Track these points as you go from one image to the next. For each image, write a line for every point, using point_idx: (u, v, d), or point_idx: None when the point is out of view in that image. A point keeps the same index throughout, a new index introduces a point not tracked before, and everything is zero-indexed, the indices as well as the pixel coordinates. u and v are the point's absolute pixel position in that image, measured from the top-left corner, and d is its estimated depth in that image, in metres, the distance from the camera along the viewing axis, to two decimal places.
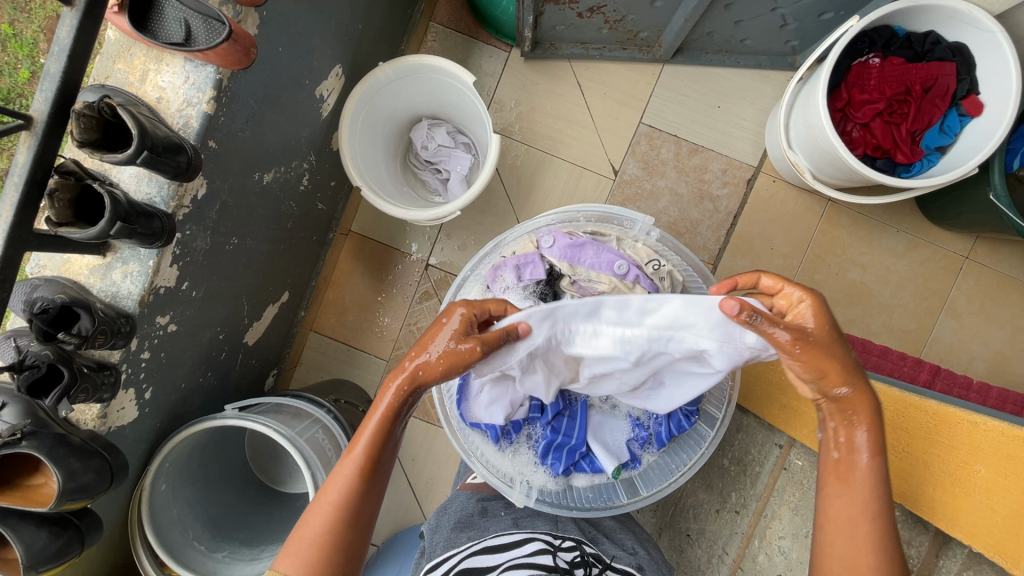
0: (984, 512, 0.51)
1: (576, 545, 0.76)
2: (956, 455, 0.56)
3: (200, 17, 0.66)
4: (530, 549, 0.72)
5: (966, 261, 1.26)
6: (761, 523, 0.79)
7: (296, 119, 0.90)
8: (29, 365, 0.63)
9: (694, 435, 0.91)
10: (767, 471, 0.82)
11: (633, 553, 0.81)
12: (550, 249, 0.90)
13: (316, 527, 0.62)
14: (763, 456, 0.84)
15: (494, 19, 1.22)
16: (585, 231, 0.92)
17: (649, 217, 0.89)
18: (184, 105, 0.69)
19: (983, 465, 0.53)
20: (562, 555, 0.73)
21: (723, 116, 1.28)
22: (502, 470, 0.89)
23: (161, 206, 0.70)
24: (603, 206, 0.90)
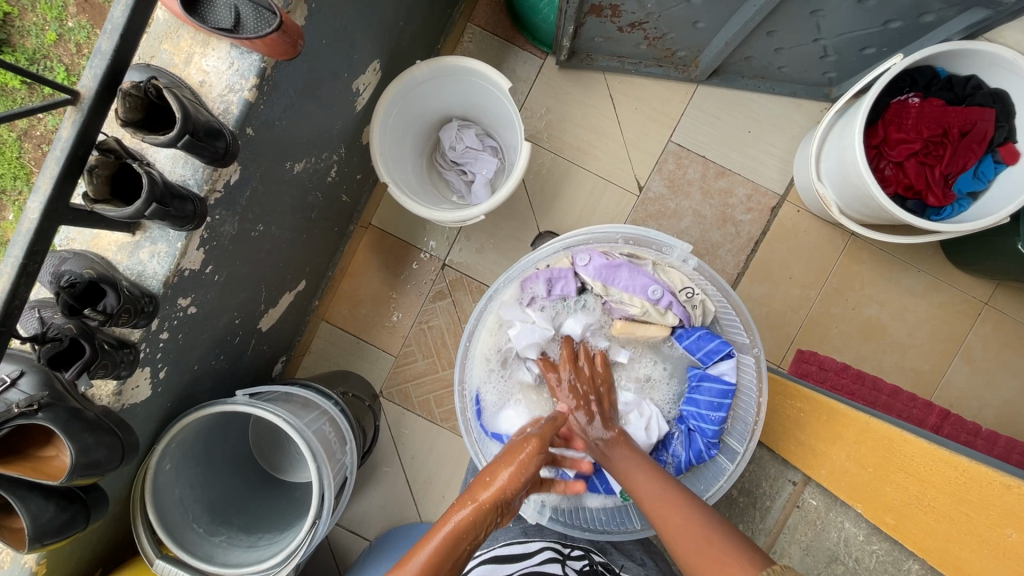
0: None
1: (586, 554, 0.81)
2: (984, 513, 0.53)
3: (250, 5, 0.65)
4: (540, 557, 0.78)
5: (985, 307, 1.25)
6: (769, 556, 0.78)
7: (331, 111, 0.90)
8: (51, 337, 0.63)
9: (714, 467, 0.89)
10: (778, 506, 0.81)
11: (641, 564, 0.86)
12: (585, 268, 0.90)
13: None
14: (775, 490, 0.83)
15: (533, 26, 1.22)
16: (622, 252, 0.91)
17: (687, 246, 0.84)
18: (225, 91, 0.69)
19: (1013, 528, 0.50)
20: (571, 564, 0.78)
21: (754, 141, 1.28)
22: None
23: (195, 189, 0.69)
24: (640, 232, 0.84)
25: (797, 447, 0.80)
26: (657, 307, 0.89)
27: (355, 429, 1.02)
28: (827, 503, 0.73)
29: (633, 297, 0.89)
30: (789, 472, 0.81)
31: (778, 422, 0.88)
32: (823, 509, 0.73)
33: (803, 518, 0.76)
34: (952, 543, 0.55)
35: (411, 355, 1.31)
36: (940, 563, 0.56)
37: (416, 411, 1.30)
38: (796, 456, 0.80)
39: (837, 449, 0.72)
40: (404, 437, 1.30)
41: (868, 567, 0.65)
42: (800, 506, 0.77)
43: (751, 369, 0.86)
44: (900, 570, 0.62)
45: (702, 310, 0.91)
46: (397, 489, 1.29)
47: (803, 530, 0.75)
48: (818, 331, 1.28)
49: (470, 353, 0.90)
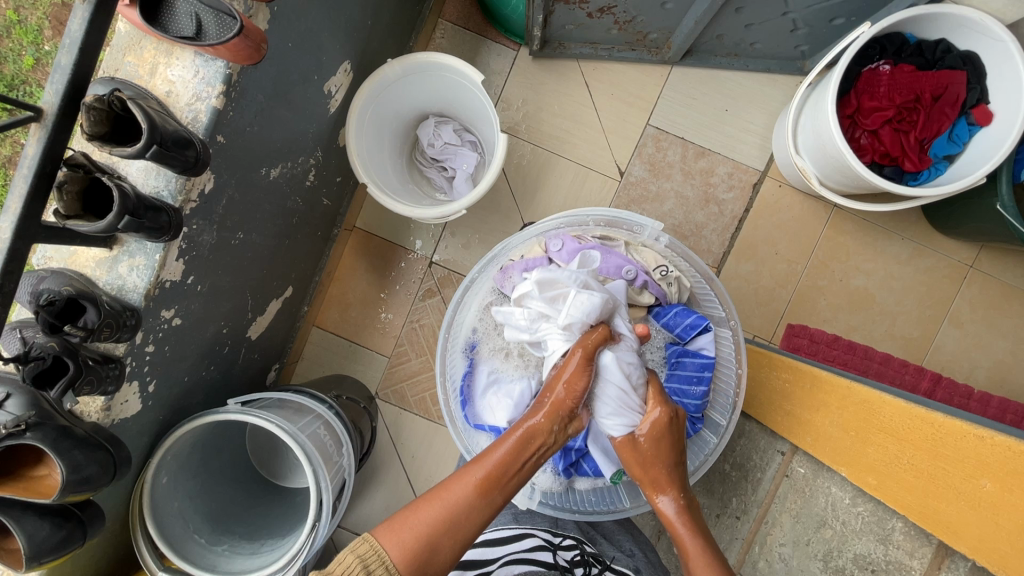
0: (989, 527, 0.50)
1: (577, 544, 0.81)
2: (961, 467, 0.53)
3: (211, 11, 0.66)
4: (529, 544, 0.79)
5: (970, 270, 1.26)
6: (763, 528, 0.79)
7: (303, 114, 0.90)
8: (34, 356, 0.63)
9: (699, 442, 0.89)
10: (769, 477, 0.81)
11: (630, 555, 0.86)
12: (558, 254, 0.91)
13: (426, 516, 0.61)
14: (765, 462, 0.83)
15: (504, 18, 1.22)
16: (594, 236, 0.92)
17: (659, 223, 0.86)
18: (193, 99, 0.69)
19: (989, 480, 0.51)
20: (562, 553, 0.79)
21: (731, 119, 1.28)
22: None
23: (169, 200, 0.69)
24: (611, 212, 0.87)
25: (784, 418, 0.81)
26: (633, 287, 0.89)
27: (350, 431, 1.03)
28: (815, 471, 0.73)
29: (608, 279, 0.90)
30: (779, 443, 0.82)
31: (766, 395, 0.89)
32: (811, 477, 0.73)
33: (792, 487, 0.76)
34: (932, 499, 0.55)
35: (405, 355, 1.31)
36: (919, 521, 0.57)
37: (413, 409, 1.31)
38: (784, 427, 0.81)
39: (822, 417, 0.73)
40: (402, 437, 1.31)
41: (854, 528, 0.65)
42: (789, 476, 0.77)
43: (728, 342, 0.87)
44: (885, 530, 0.62)
45: (679, 287, 0.92)
46: (399, 489, 1.30)
47: (793, 499, 0.75)
48: (806, 304, 1.28)
49: (453, 340, 0.92)
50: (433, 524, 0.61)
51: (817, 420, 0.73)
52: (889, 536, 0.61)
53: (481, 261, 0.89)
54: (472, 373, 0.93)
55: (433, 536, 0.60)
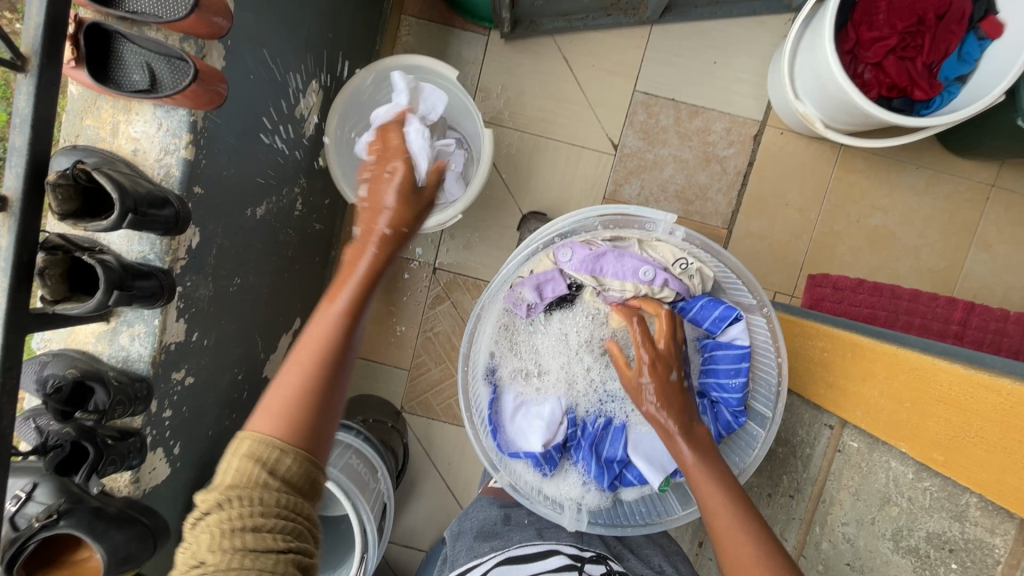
0: None
1: (601, 559, 0.71)
2: None
3: (162, 58, 0.62)
4: (555, 564, 0.68)
5: (992, 189, 1.20)
6: (820, 507, 0.68)
7: (279, 144, 0.86)
8: (53, 445, 0.62)
9: (746, 435, 0.83)
10: (820, 454, 0.69)
11: (659, 572, 0.77)
12: (569, 263, 0.83)
13: (292, 381, 0.54)
14: (813, 437, 0.71)
15: (469, 5, 1.16)
16: (603, 239, 0.82)
17: (672, 215, 0.79)
18: (161, 154, 0.65)
19: None
20: (590, 571, 0.68)
21: (722, 71, 1.22)
22: (550, 496, 0.85)
23: (157, 263, 0.67)
24: (619, 207, 0.79)
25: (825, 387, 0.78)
26: (653, 287, 0.81)
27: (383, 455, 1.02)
28: (870, 444, 0.62)
29: (624, 282, 0.82)
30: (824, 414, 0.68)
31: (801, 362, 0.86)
32: (868, 452, 0.62)
33: (848, 464, 0.65)
34: (1010, 475, 0.46)
35: (424, 365, 1.30)
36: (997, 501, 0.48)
37: (442, 418, 1.30)
38: (825, 398, 0.69)
39: (870, 385, 0.62)
40: (436, 447, 1.30)
41: (925, 506, 0.55)
42: (841, 451, 0.66)
43: (762, 329, 0.79)
44: (957, 506, 0.52)
45: (701, 279, 0.84)
46: (442, 497, 1.30)
47: (851, 477, 0.64)
48: (824, 252, 1.24)
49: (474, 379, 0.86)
50: (293, 410, 0.52)
51: (865, 389, 0.62)
52: (964, 514, 0.52)
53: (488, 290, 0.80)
54: (496, 400, 0.88)
55: (297, 425, 0.51)
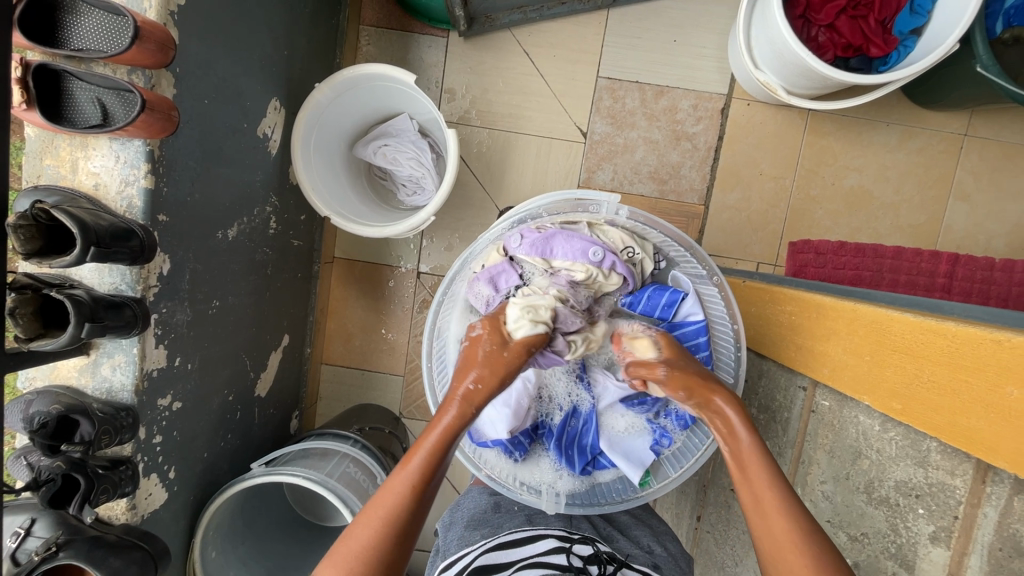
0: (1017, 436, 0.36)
1: (591, 542, 0.71)
2: (981, 373, 0.39)
3: (111, 92, 0.63)
4: (542, 547, 0.69)
5: (965, 138, 1.20)
6: (800, 469, 0.62)
7: (243, 165, 0.87)
8: (45, 479, 0.63)
9: None
10: (795, 416, 0.64)
11: (649, 552, 0.76)
12: (519, 248, 0.81)
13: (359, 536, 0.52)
14: (788, 400, 0.66)
15: (423, 8, 1.16)
16: (553, 225, 0.82)
17: (614, 193, 0.77)
18: (122, 186, 0.67)
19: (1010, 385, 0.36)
20: (576, 553, 0.68)
21: (682, 49, 1.22)
22: (524, 482, 0.82)
23: (129, 293, 0.68)
24: (563, 192, 0.78)
25: None
26: (603, 269, 0.79)
27: (380, 461, 1.03)
28: (840, 401, 0.57)
29: (575, 263, 0.80)
30: (797, 377, 0.65)
31: None
32: (837, 409, 0.57)
33: (821, 423, 0.60)
34: (955, 417, 0.41)
35: (418, 369, 1.30)
36: (954, 446, 0.42)
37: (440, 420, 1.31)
38: (794, 360, 0.64)
39: (832, 344, 0.57)
40: None
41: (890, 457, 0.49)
42: (816, 412, 0.61)
43: (716, 299, 0.77)
44: (921, 451, 0.46)
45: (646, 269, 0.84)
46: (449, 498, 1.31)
47: (825, 436, 0.59)
48: (803, 218, 1.24)
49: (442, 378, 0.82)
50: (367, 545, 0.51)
51: (829, 349, 0.58)
52: (926, 459, 0.45)
53: (442, 287, 0.80)
54: None
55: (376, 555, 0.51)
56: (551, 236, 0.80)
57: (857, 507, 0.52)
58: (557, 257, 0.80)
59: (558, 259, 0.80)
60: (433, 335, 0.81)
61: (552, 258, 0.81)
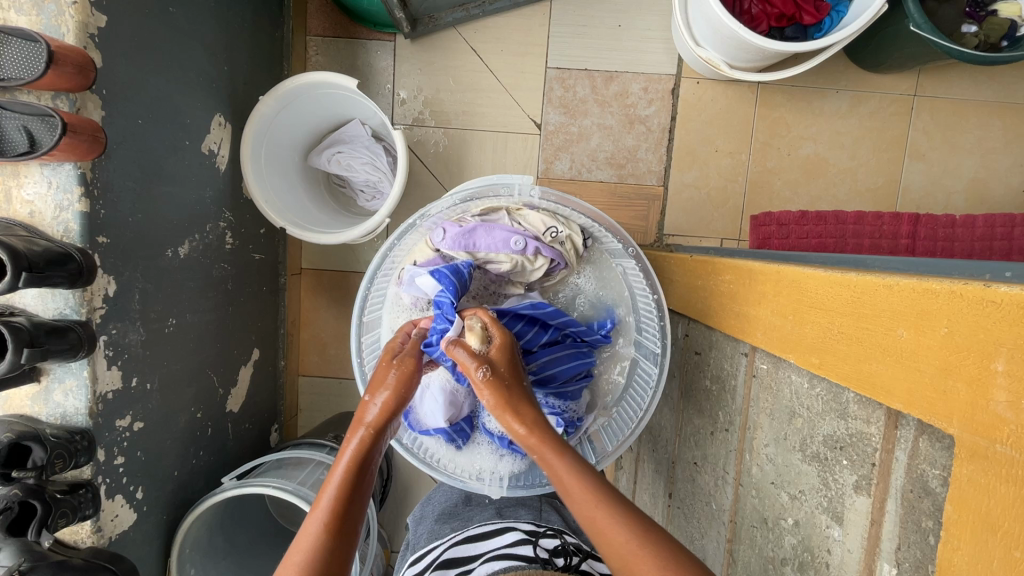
0: (906, 374, 0.37)
1: (558, 535, 0.70)
2: (874, 317, 0.40)
3: (36, 118, 0.63)
4: (510, 539, 0.67)
5: (915, 98, 1.20)
6: (748, 434, 0.63)
7: (190, 182, 0.88)
8: (1, 508, 0.63)
9: (643, 374, 0.80)
10: (740, 382, 0.65)
11: None
12: (443, 243, 0.80)
13: None
14: (733, 367, 0.67)
15: (366, 13, 1.17)
16: (474, 215, 0.83)
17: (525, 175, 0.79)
18: (57, 212, 0.67)
19: (899, 326, 0.37)
20: (543, 544, 0.67)
21: (628, 33, 1.22)
22: (465, 467, 0.80)
23: (73, 316, 0.68)
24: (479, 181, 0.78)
25: None
26: (527, 256, 0.80)
27: None
28: (775, 362, 0.57)
29: (499, 253, 0.80)
30: (740, 343, 0.65)
31: None
32: (774, 371, 0.57)
33: (761, 387, 0.60)
34: (859, 363, 0.41)
35: None
36: (867, 395, 0.42)
37: None
38: (733, 328, 0.65)
39: (762, 308, 0.58)
40: None
41: (817, 412, 0.50)
42: (756, 376, 0.61)
43: (634, 269, 0.79)
44: (841, 403, 0.47)
45: (575, 249, 0.83)
46: None
47: (765, 399, 0.59)
48: (762, 190, 1.25)
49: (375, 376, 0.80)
50: None
51: (761, 312, 0.58)
52: (846, 411, 0.46)
53: (366, 281, 0.80)
54: None
55: None
56: (473, 227, 0.80)
57: (795, 466, 0.53)
58: (481, 247, 0.80)
59: (483, 248, 0.80)
60: (361, 333, 0.79)
61: (476, 247, 0.80)
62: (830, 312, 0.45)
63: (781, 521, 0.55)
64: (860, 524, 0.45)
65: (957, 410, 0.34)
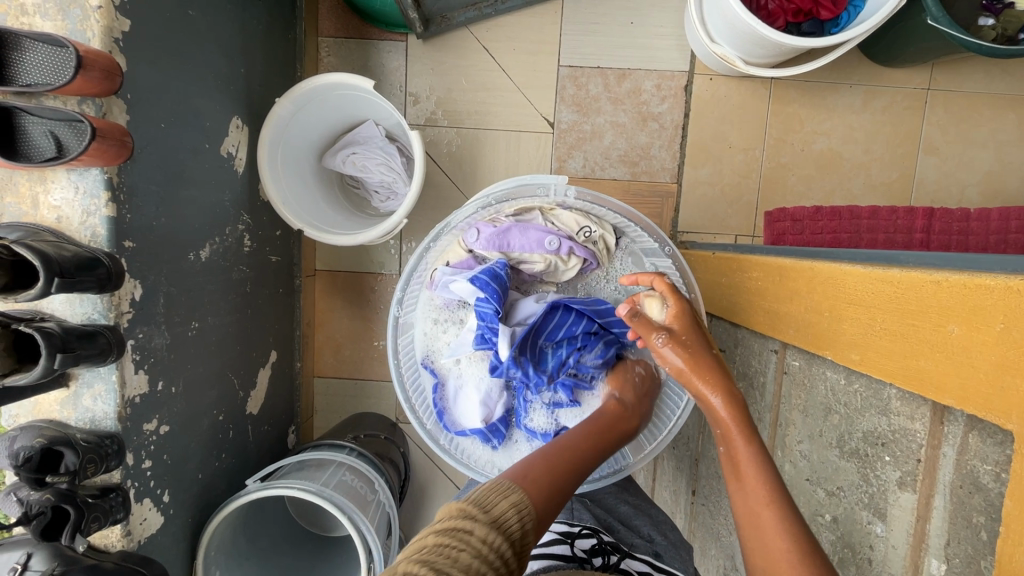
0: (958, 369, 0.37)
1: (594, 531, 0.70)
2: (921, 313, 0.40)
3: (63, 123, 0.63)
4: (545, 538, 0.68)
5: (929, 92, 1.20)
6: (780, 431, 0.63)
7: (210, 185, 0.88)
8: (35, 513, 0.65)
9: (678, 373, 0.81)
10: (771, 380, 0.65)
11: (650, 541, 0.78)
12: (477, 244, 0.82)
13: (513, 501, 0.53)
14: (763, 364, 0.67)
15: (378, 13, 1.17)
16: (508, 214, 0.83)
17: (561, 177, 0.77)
18: (84, 217, 0.67)
19: (950, 322, 0.38)
20: (579, 543, 0.68)
21: (640, 30, 1.22)
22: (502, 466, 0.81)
23: (102, 321, 0.68)
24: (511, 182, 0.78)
25: None
26: (561, 257, 0.80)
27: (378, 468, 1.03)
28: (808, 359, 0.57)
29: (533, 253, 0.81)
30: (770, 340, 0.65)
31: None
32: (807, 368, 0.58)
33: (794, 384, 0.60)
34: (906, 359, 0.42)
35: None
36: (912, 391, 0.42)
37: None
38: (763, 324, 0.65)
39: (794, 304, 0.58)
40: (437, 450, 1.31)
41: (856, 408, 0.50)
42: (788, 372, 0.61)
43: (669, 268, 0.79)
44: (883, 400, 0.47)
45: (607, 247, 0.83)
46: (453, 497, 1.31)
47: (798, 396, 0.59)
48: (776, 186, 1.25)
49: (411, 375, 0.83)
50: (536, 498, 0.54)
51: (793, 308, 0.58)
52: (888, 407, 0.46)
53: (401, 285, 0.81)
54: (441, 385, 0.83)
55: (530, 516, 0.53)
56: (509, 228, 0.81)
57: (832, 462, 0.53)
58: (516, 248, 0.81)
59: (518, 249, 0.81)
60: (396, 333, 0.81)
61: (511, 249, 0.81)
62: (871, 308, 0.45)
63: (818, 518, 0.55)
64: (904, 521, 0.45)
65: (1016, 406, 0.34)
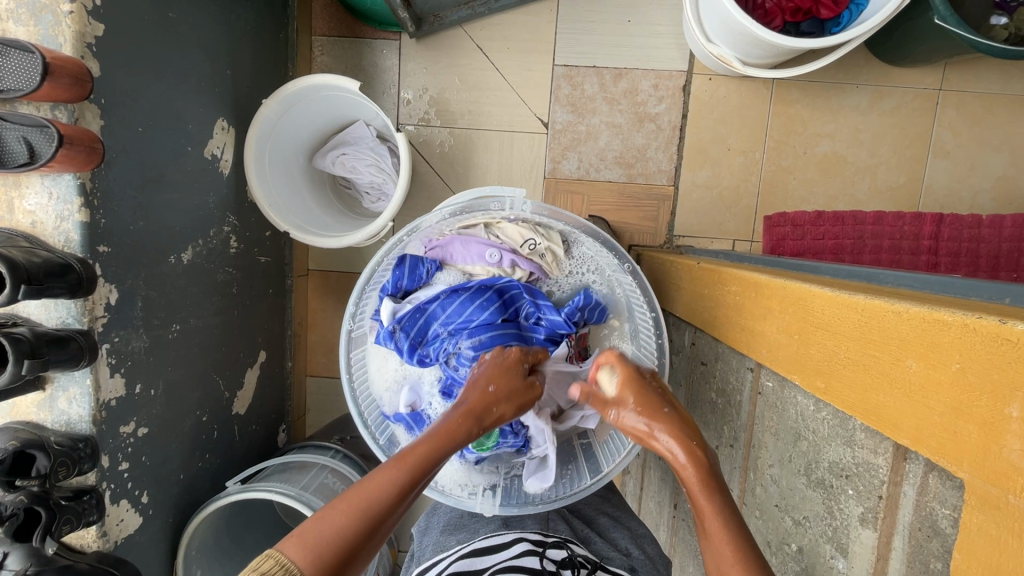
0: (914, 408, 0.35)
1: (564, 543, 0.69)
2: (879, 344, 0.38)
3: (35, 129, 0.62)
4: (516, 550, 0.66)
5: (940, 93, 1.15)
6: (752, 453, 0.61)
7: (193, 188, 0.88)
8: (9, 514, 0.65)
9: None
10: (746, 399, 0.62)
11: (626, 553, 0.75)
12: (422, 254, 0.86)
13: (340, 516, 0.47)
14: (739, 382, 0.64)
15: (370, 12, 1.16)
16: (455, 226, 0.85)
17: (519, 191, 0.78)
18: (58, 222, 0.67)
19: (908, 357, 0.36)
20: (549, 555, 0.66)
21: (638, 28, 1.19)
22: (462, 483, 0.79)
23: (75, 325, 0.69)
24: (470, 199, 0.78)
25: None
26: (502, 269, 0.84)
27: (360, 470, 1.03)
28: (780, 380, 0.55)
29: (475, 265, 0.85)
30: (746, 357, 0.63)
31: None
32: (779, 390, 0.55)
33: (767, 405, 0.58)
34: (866, 391, 0.40)
35: None
36: (873, 426, 0.40)
37: None
38: (740, 342, 0.62)
39: (766, 324, 0.56)
40: None
41: (823, 437, 0.47)
42: (761, 393, 0.59)
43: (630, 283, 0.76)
44: (848, 430, 0.44)
45: (555, 258, 0.85)
46: None
47: (770, 418, 0.57)
48: (777, 189, 1.21)
49: (365, 387, 0.82)
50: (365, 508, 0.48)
51: (765, 328, 0.56)
52: (853, 438, 0.44)
53: (354, 297, 0.78)
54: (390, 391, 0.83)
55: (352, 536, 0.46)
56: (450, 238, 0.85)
57: (799, 490, 0.51)
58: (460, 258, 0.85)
59: (460, 259, 0.85)
60: (350, 347, 0.79)
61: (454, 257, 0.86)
62: (833, 334, 0.43)
63: (785, 546, 0.53)
64: (866, 558, 0.43)
65: (972, 452, 0.32)
